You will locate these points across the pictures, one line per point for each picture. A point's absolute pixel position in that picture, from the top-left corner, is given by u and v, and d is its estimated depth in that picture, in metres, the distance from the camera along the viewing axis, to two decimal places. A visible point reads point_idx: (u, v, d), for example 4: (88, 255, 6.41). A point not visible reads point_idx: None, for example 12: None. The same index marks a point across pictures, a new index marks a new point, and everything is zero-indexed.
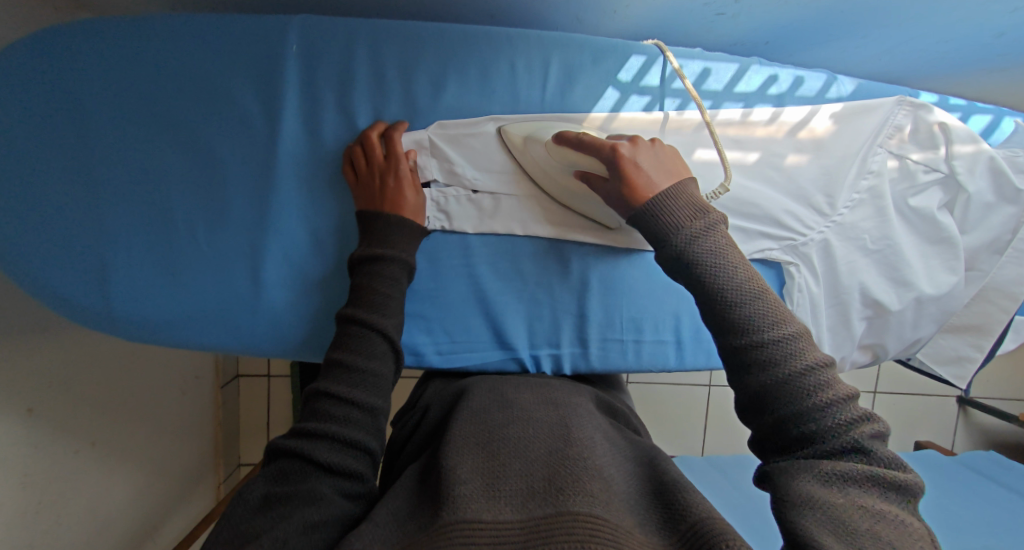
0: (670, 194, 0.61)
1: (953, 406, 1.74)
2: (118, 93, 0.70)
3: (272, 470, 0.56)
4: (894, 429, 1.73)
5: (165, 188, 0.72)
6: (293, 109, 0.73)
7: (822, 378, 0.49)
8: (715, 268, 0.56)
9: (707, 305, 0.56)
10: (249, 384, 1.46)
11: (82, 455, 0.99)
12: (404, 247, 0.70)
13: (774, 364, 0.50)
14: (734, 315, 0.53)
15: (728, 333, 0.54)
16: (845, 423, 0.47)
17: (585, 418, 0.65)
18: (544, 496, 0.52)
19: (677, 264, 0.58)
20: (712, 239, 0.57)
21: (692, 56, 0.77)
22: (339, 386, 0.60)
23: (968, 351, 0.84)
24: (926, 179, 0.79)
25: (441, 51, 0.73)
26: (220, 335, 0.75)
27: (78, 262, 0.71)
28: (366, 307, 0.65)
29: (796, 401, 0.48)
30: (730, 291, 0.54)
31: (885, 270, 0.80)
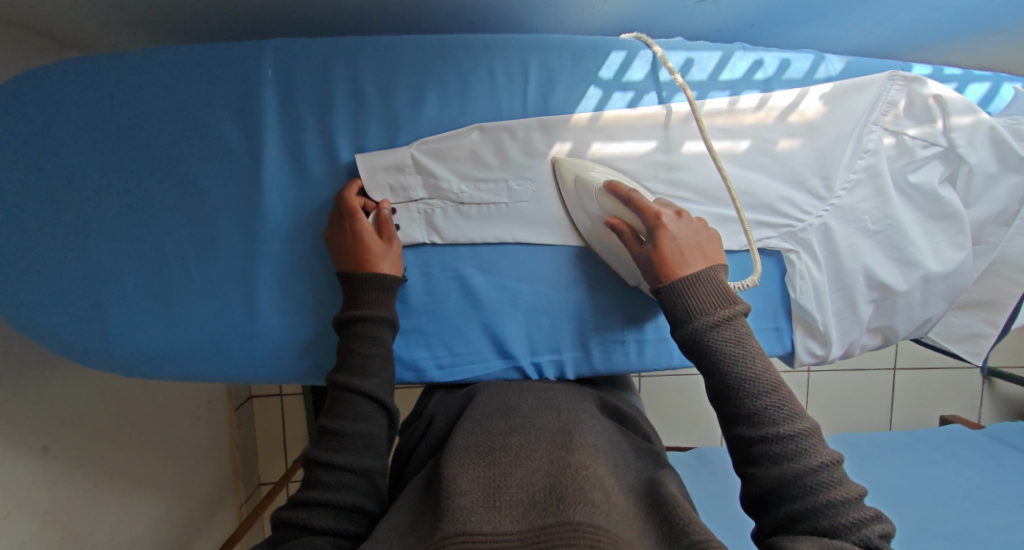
0: (697, 282, 0.61)
1: (977, 378, 1.70)
2: (99, 131, 0.71)
3: (275, 537, 0.58)
4: (917, 406, 1.69)
5: (153, 222, 0.73)
6: (274, 134, 0.72)
7: (831, 475, 0.52)
8: (730, 359, 0.57)
9: (720, 391, 0.58)
10: (262, 405, 1.45)
11: (101, 488, 1.00)
12: (385, 304, 0.69)
13: (789, 459, 0.53)
14: (746, 405, 0.56)
15: (739, 422, 0.56)
16: (848, 520, 0.50)
17: (589, 423, 0.64)
18: (543, 505, 0.51)
19: (693, 347, 0.60)
20: (731, 331, 0.58)
21: (674, 47, 0.75)
22: (326, 452, 0.61)
23: (981, 327, 0.81)
24: (925, 154, 0.76)
25: (417, 63, 0.73)
26: (219, 365, 0.75)
27: (73, 302, 0.71)
28: (349, 369, 0.65)
29: (806, 497, 0.51)
30: (746, 381, 0.56)
31: (889, 250, 0.78)
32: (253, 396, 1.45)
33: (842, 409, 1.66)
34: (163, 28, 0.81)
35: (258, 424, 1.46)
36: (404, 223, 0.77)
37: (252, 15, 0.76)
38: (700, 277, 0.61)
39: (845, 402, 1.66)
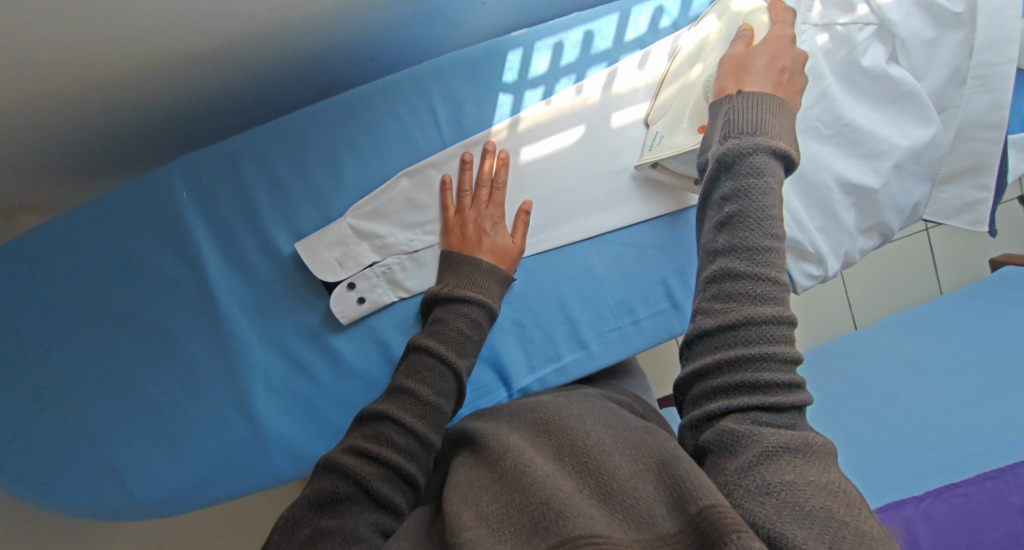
0: (766, 103, 0.55)
1: (1021, 210, 1.62)
2: (51, 303, 0.71)
3: (316, 488, 0.53)
4: (966, 256, 1.63)
5: (130, 371, 0.73)
6: (211, 251, 0.72)
7: (786, 335, 0.46)
8: (760, 188, 0.50)
9: (733, 215, 0.50)
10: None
11: None
12: (492, 294, 0.70)
13: (760, 304, 0.46)
14: (755, 235, 0.49)
15: (733, 247, 0.49)
16: (781, 381, 0.44)
17: (586, 414, 0.56)
18: (544, 523, 0.41)
19: (723, 159, 0.52)
20: (772, 167, 0.51)
21: (570, 25, 0.72)
22: (406, 414, 0.58)
23: (974, 194, 0.75)
24: (863, 38, 0.71)
25: (323, 134, 0.71)
26: (239, 483, 0.75)
27: (86, 471, 0.73)
28: (445, 340, 0.64)
29: (751, 343, 0.45)
30: (761, 212, 0.49)
31: (850, 149, 0.74)
32: None
33: (880, 293, 1.61)
34: (90, 171, 0.82)
35: None
36: (366, 291, 0.75)
37: (161, 124, 0.76)
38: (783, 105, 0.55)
39: (882, 286, 1.61)
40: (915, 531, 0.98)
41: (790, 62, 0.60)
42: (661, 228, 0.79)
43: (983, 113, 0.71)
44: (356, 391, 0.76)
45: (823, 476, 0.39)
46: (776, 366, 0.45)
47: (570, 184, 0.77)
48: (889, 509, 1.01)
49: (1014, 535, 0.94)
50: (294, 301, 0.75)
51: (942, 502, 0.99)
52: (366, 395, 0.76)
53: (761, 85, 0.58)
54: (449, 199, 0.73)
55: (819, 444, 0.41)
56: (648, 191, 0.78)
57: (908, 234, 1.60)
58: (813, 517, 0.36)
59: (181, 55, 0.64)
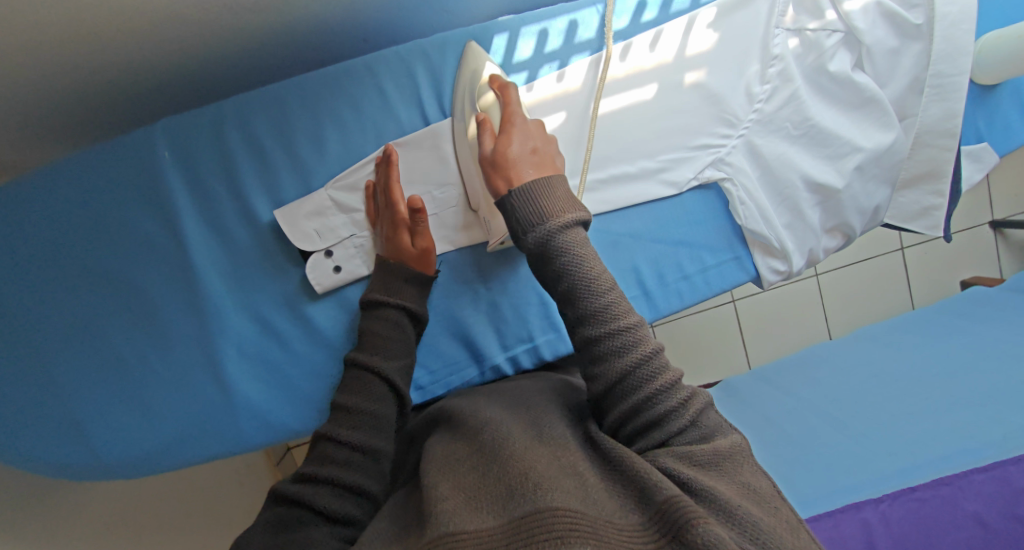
0: (551, 183, 0.61)
1: (988, 234, 1.68)
2: (27, 258, 0.71)
3: (274, 515, 0.58)
4: (935, 276, 1.69)
5: (103, 330, 0.73)
6: (190, 213, 0.73)
7: (658, 365, 0.54)
8: (575, 261, 0.57)
9: (573, 287, 0.57)
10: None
11: None
12: (413, 297, 0.73)
13: (622, 354, 0.54)
14: (592, 305, 0.56)
15: (585, 322, 0.57)
16: (678, 410, 0.52)
17: (561, 411, 0.61)
18: (520, 492, 0.46)
19: (536, 254, 0.59)
20: (575, 235, 0.58)
21: (554, 14, 0.74)
22: (338, 429, 0.63)
23: (930, 200, 0.80)
24: (831, 43, 0.74)
25: (308, 104, 0.73)
26: (210, 448, 0.76)
27: (52, 427, 0.73)
28: (373, 351, 0.69)
29: (636, 392, 0.53)
30: (589, 279, 0.57)
31: (816, 149, 0.77)
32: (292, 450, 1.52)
33: (851, 304, 1.65)
34: (73, 131, 0.82)
35: None
36: (343, 261, 0.76)
37: (148, 87, 0.77)
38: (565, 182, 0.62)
39: (853, 297, 1.65)
40: (872, 532, 1.01)
41: (540, 144, 0.67)
42: (636, 217, 0.80)
43: (939, 121, 0.75)
44: (329, 360, 0.77)
45: (738, 482, 0.48)
46: (665, 394, 0.53)
47: None
48: (849, 511, 1.04)
49: (965, 540, 0.98)
50: (272, 269, 0.76)
51: (899, 506, 1.03)
52: (339, 366, 0.77)
53: (527, 173, 0.63)
54: (382, 221, 0.75)
55: (730, 450, 0.50)
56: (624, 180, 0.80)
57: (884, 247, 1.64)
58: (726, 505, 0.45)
59: (172, 19, 0.65)
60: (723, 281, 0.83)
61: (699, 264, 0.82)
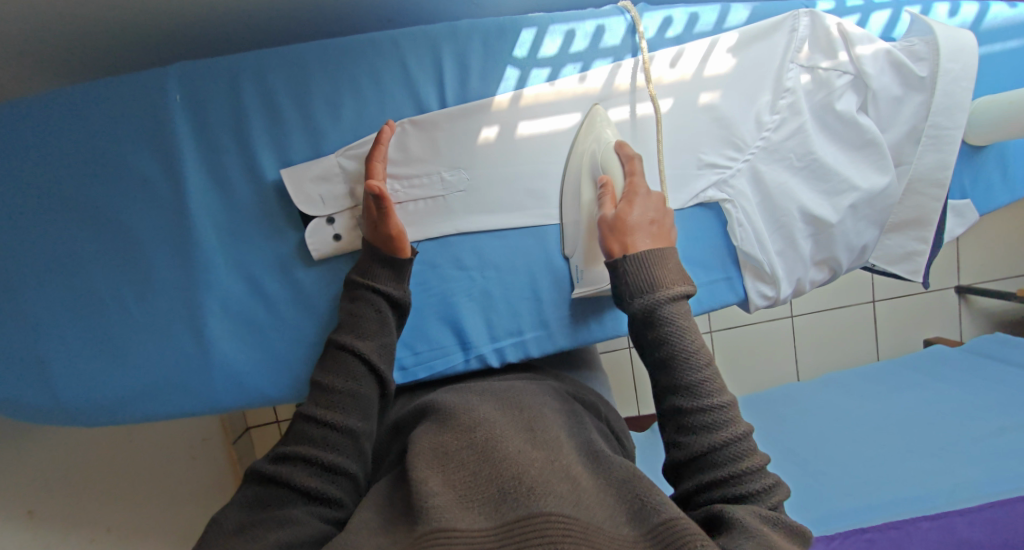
0: (664, 256, 0.61)
1: (953, 298, 1.74)
2: (13, 184, 0.68)
3: (251, 495, 0.55)
4: (900, 331, 1.74)
5: (84, 267, 0.70)
6: (193, 160, 0.71)
7: (747, 447, 0.52)
8: (677, 333, 0.57)
9: (664, 360, 0.57)
10: (261, 433, 1.53)
11: (100, 542, 1.00)
12: (389, 281, 0.70)
13: (714, 429, 0.52)
14: (689, 377, 0.55)
15: (675, 392, 0.56)
16: (758, 492, 0.50)
17: (551, 414, 0.62)
18: (515, 495, 0.47)
19: (638, 318, 0.59)
20: (682, 309, 0.58)
21: (583, 18, 0.76)
22: (319, 407, 0.60)
23: (915, 246, 0.83)
24: (840, 83, 0.78)
25: (329, 68, 0.72)
26: (179, 403, 0.74)
27: (13, 362, 0.69)
28: (350, 330, 0.66)
29: (717, 469, 0.51)
30: (684, 353, 0.56)
31: (814, 183, 0.80)
32: (248, 427, 1.53)
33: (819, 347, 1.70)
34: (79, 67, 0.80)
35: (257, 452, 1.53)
36: (344, 230, 0.75)
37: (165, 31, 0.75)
38: (666, 251, 0.62)
39: (823, 340, 1.70)
40: None
41: (661, 218, 0.66)
42: None
43: (930, 170, 0.79)
44: (315, 329, 0.76)
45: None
46: (749, 477, 0.50)
47: (557, 166, 0.80)
48: None
49: None
50: (270, 229, 0.75)
51: (851, 544, 1.05)
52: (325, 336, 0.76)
53: (643, 241, 0.63)
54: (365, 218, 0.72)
55: (794, 527, 0.48)
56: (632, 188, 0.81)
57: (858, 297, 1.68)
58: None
59: None
60: (713, 300, 0.84)
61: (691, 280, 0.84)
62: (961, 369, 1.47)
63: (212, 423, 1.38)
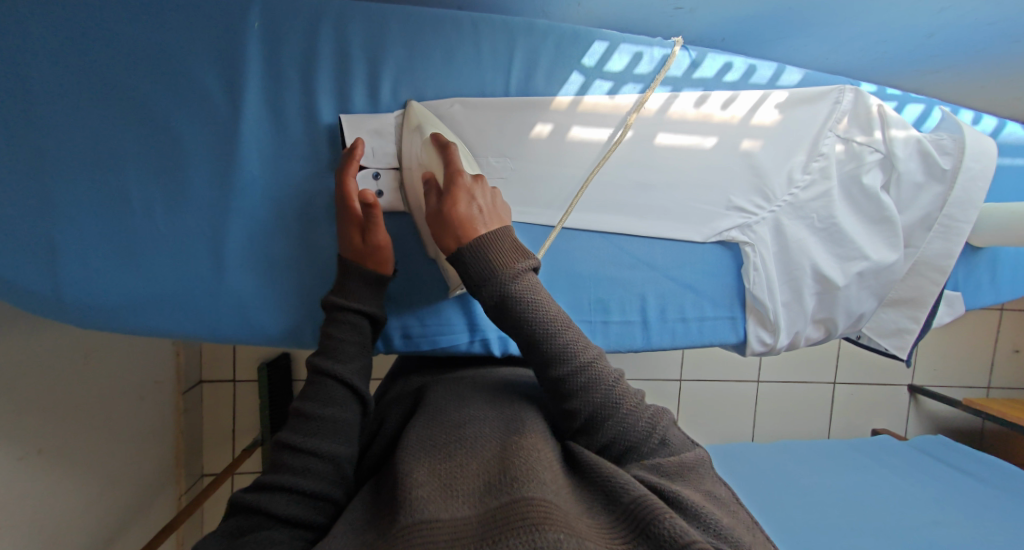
0: (497, 234, 0.63)
1: (904, 395, 1.75)
2: (70, 65, 0.66)
3: (230, 526, 0.56)
4: (853, 418, 1.75)
5: (121, 167, 0.69)
6: (256, 88, 0.71)
7: (623, 391, 0.58)
8: (534, 312, 0.59)
9: (530, 341, 0.59)
10: (213, 389, 1.39)
11: (28, 463, 0.89)
12: (365, 298, 0.70)
13: (592, 387, 0.57)
14: (553, 348, 0.59)
15: (548, 368, 0.59)
16: (649, 428, 0.57)
17: (541, 408, 0.64)
18: (499, 486, 0.50)
19: (493, 305, 0.60)
20: (532, 284, 0.61)
21: (652, 44, 0.80)
22: (297, 436, 0.61)
23: (906, 323, 0.90)
24: (871, 159, 0.84)
25: (407, 32, 0.74)
26: (181, 322, 0.72)
27: (26, 246, 0.67)
28: (328, 354, 0.66)
29: (610, 421, 0.57)
30: (546, 327, 0.59)
31: (830, 246, 0.85)
32: (203, 381, 1.38)
33: (777, 419, 1.71)
34: None
35: (206, 412, 1.39)
36: (386, 188, 0.76)
37: None
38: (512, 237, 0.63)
39: (784, 413, 1.70)
40: None
41: (488, 201, 0.68)
42: (659, 250, 0.85)
43: (937, 256, 0.86)
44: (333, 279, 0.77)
45: (702, 485, 0.55)
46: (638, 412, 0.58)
47: (595, 176, 0.82)
48: None
49: None
50: (312, 173, 0.75)
51: None
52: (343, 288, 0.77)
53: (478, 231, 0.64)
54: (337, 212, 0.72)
55: (693, 457, 0.57)
56: (663, 213, 0.84)
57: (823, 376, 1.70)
58: (717, 527, 0.49)
59: None
60: (713, 335, 0.87)
61: (699, 311, 0.86)
62: (909, 463, 1.52)
63: (168, 366, 1.27)
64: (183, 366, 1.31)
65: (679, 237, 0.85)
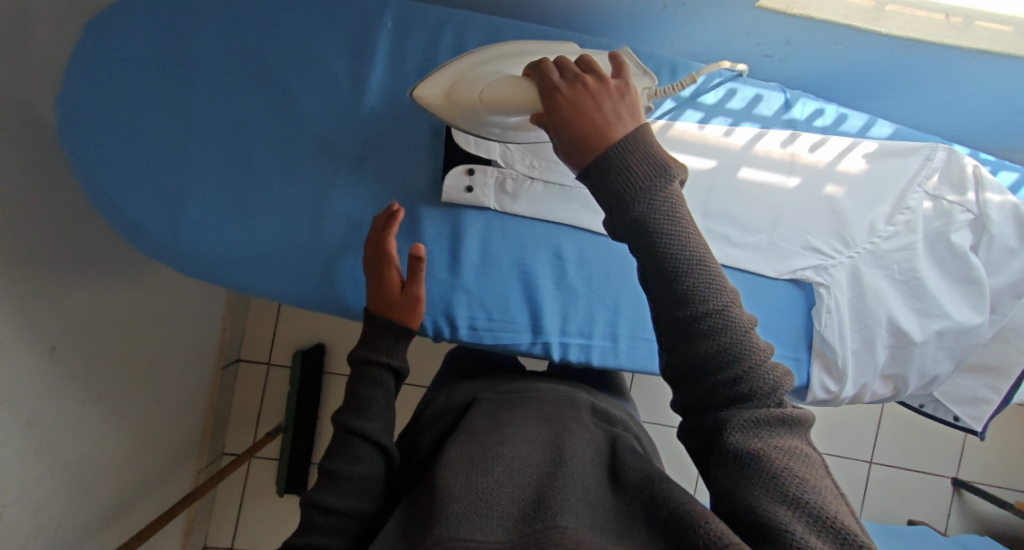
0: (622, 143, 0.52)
1: (947, 487, 1.59)
2: (224, 42, 0.75)
3: None
4: (887, 504, 1.58)
5: (247, 133, 0.76)
6: (378, 80, 0.78)
7: (755, 361, 0.48)
8: (685, 237, 0.50)
9: (663, 268, 0.50)
10: (247, 371, 1.43)
11: (87, 408, 0.93)
12: (393, 352, 0.70)
13: (721, 338, 0.48)
14: (687, 285, 0.49)
15: (675, 306, 0.50)
16: (772, 408, 0.48)
17: (582, 425, 0.62)
18: (533, 512, 0.50)
19: (614, 208, 0.51)
20: (682, 202, 0.52)
21: (747, 82, 0.84)
22: (324, 495, 0.60)
23: (985, 392, 0.87)
24: (961, 218, 0.83)
25: (518, 45, 0.80)
26: (276, 284, 0.78)
27: (155, 194, 0.73)
28: (355, 412, 0.65)
29: (736, 383, 0.48)
30: (682, 257, 0.50)
31: (909, 300, 0.84)
32: (239, 359, 1.43)
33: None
34: None
35: (236, 392, 1.42)
36: (477, 185, 0.81)
37: None
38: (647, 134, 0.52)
39: None
40: None
41: (608, 101, 0.55)
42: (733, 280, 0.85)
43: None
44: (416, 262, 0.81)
45: (815, 463, 0.47)
46: (757, 389, 0.48)
47: None
48: None
49: None
50: (414, 162, 0.81)
51: None
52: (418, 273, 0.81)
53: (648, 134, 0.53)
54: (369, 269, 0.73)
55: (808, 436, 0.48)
56: (739, 243, 0.84)
57: (856, 453, 1.56)
58: (813, 506, 0.43)
59: None
60: None
61: None
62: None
63: (213, 339, 1.33)
64: (226, 341, 1.37)
65: (754, 270, 0.85)
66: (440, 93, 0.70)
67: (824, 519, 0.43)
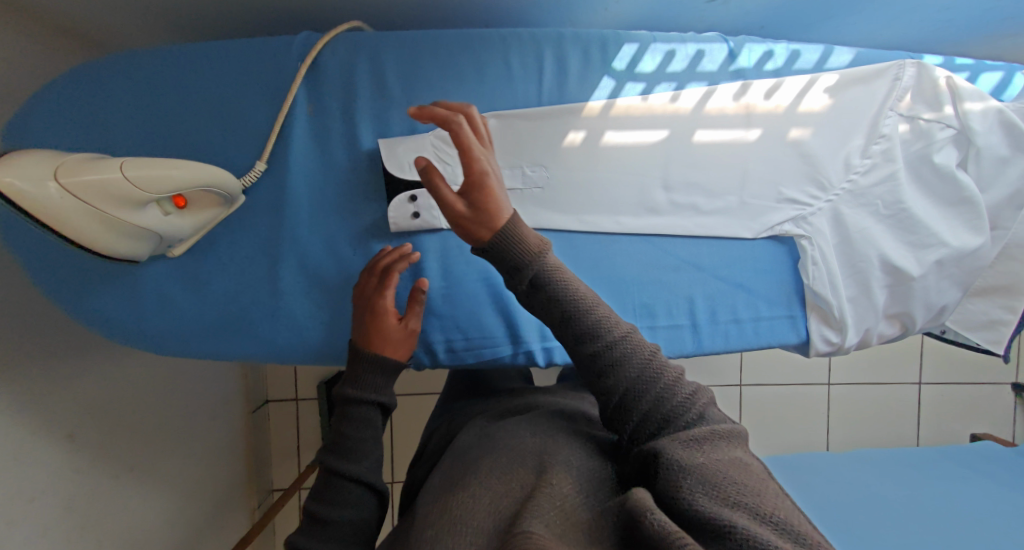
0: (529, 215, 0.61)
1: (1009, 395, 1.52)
2: (141, 121, 0.74)
3: None
4: (940, 422, 1.52)
5: None
6: (302, 123, 0.76)
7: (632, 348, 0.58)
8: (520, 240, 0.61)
9: (519, 272, 0.60)
10: (279, 409, 1.38)
11: (122, 482, 0.96)
12: (383, 388, 0.72)
13: (606, 333, 0.59)
14: (540, 275, 0.60)
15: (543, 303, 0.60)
16: (673, 393, 0.56)
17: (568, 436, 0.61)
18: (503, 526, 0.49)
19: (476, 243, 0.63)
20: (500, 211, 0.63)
21: (685, 40, 0.78)
22: (311, 541, 0.63)
23: (999, 313, 0.84)
24: (941, 136, 0.78)
25: (437, 56, 0.76)
26: (248, 345, 0.78)
27: (109, 285, 0.74)
28: (341, 454, 0.67)
29: (624, 370, 0.57)
30: (523, 253, 0.60)
31: (900, 234, 0.80)
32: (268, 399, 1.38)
33: (849, 425, 1.49)
34: (194, 32, 0.85)
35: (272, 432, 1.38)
36: (423, 210, 0.78)
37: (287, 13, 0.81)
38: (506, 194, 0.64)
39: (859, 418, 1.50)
40: None
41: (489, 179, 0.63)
42: (706, 251, 0.82)
43: None
44: None
45: (731, 449, 0.52)
46: (652, 371, 0.57)
47: (635, 177, 0.80)
48: None
49: None
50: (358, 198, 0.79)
51: None
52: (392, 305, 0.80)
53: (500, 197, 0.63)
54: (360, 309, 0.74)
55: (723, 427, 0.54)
56: (709, 210, 0.81)
57: (901, 378, 1.50)
58: (731, 492, 0.47)
59: None
60: (772, 336, 0.82)
61: (753, 312, 0.82)
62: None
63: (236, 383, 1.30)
64: (250, 386, 1.34)
65: (728, 234, 0.81)
66: (58, 187, 0.61)
67: (736, 500, 0.47)
